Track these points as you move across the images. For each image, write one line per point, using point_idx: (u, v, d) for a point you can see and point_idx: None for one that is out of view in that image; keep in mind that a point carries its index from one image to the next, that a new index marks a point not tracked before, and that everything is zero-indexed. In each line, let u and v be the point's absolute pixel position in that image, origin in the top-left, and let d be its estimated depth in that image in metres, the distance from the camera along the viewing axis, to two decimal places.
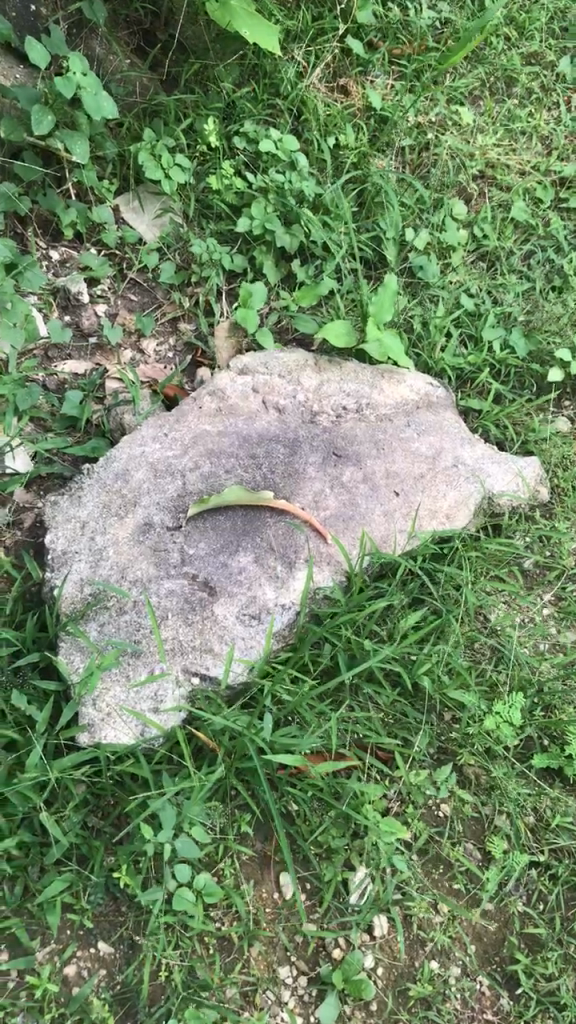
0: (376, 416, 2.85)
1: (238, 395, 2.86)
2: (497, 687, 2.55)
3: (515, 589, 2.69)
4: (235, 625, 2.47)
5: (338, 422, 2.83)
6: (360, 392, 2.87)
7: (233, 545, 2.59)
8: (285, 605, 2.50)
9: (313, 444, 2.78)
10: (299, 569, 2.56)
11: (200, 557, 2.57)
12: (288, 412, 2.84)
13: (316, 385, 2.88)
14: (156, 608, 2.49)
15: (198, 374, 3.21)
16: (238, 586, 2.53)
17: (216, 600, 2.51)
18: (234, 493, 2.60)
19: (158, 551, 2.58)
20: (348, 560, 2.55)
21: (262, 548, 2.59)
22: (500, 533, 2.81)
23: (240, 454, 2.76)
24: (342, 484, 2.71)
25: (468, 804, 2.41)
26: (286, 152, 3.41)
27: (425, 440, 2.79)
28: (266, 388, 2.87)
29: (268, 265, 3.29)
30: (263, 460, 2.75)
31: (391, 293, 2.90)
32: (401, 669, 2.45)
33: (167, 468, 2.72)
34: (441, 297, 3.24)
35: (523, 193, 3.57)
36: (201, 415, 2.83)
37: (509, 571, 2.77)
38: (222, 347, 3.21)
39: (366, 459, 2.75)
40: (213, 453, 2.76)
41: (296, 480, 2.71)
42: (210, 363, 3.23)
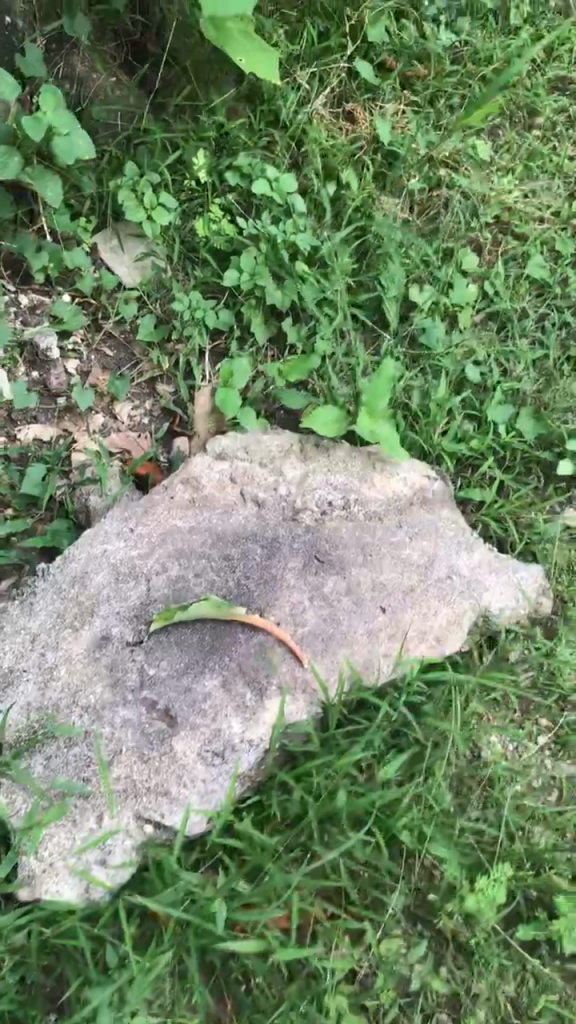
0: (366, 515, 2.56)
1: (213, 484, 2.60)
2: (482, 831, 2.33)
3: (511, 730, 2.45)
4: (196, 766, 2.24)
5: (322, 520, 2.55)
6: (349, 485, 2.59)
7: (199, 665, 2.34)
8: (253, 744, 2.26)
9: (294, 546, 2.50)
10: (271, 701, 2.30)
11: (161, 680, 2.32)
12: (268, 508, 2.57)
13: (299, 475, 2.62)
14: (109, 743, 2.26)
15: (175, 446, 2.97)
16: (201, 718, 2.28)
17: (176, 735, 2.26)
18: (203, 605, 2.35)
19: (115, 674, 2.33)
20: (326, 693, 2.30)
21: (231, 671, 2.33)
22: (495, 651, 2.55)
23: (213, 554, 2.50)
24: (324, 596, 2.43)
25: (439, 979, 2.22)
26: (281, 193, 3.11)
27: (417, 545, 2.52)
28: (244, 477, 2.61)
29: (257, 324, 2.99)
30: (238, 561, 2.49)
31: (388, 381, 2.60)
32: (375, 828, 2.23)
33: (131, 572, 2.46)
34: (446, 367, 2.95)
35: (540, 244, 3.25)
36: (172, 507, 2.56)
37: (504, 695, 2.52)
38: (201, 418, 2.95)
39: (351, 566, 2.47)
40: (182, 553, 2.49)
41: (272, 589, 2.45)
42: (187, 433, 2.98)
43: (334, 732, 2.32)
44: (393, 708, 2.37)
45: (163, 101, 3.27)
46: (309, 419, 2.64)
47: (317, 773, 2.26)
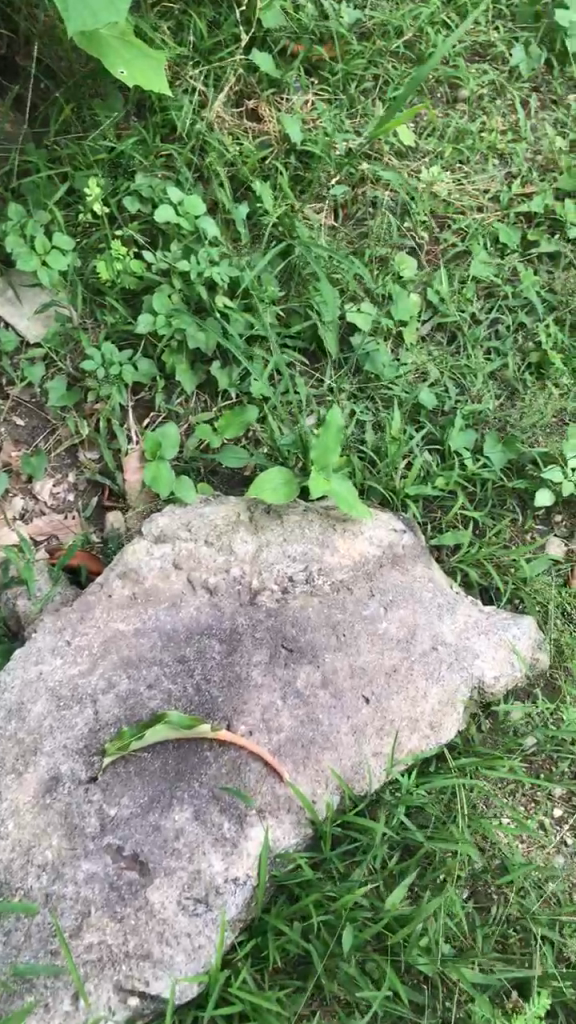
0: (331, 586, 2.27)
1: (156, 573, 2.29)
2: (509, 944, 2.08)
3: (519, 814, 2.20)
4: (177, 920, 1.94)
5: (283, 601, 2.26)
6: (311, 554, 2.29)
7: (166, 798, 2.03)
8: (240, 881, 1.98)
9: (257, 636, 2.22)
10: (254, 828, 2.01)
11: (125, 822, 2.00)
12: (222, 592, 2.26)
13: (253, 548, 2.30)
14: (75, 907, 1.93)
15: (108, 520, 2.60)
16: (177, 860, 1.98)
17: (151, 886, 1.95)
18: (161, 725, 2.02)
19: (70, 822, 2.00)
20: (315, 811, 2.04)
21: (204, 800, 2.03)
22: (498, 725, 2.29)
23: (165, 657, 2.20)
24: (298, 692, 2.15)
25: None
26: (189, 218, 2.75)
27: (394, 615, 2.23)
28: (190, 562, 2.29)
29: (182, 373, 2.67)
30: (196, 663, 2.19)
31: (336, 435, 2.29)
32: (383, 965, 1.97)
33: (74, 695, 2.14)
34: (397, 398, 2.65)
35: (483, 237, 2.92)
36: (111, 609, 2.25)
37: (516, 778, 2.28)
38: (133, 486, 2.60)
39: (323, 651, 2.19)
40: (132, 662, 2.18)
41: (239, 693, 2.15)
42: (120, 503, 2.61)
43: (330, 854, 2.06)
44: (390, 818, 2.13)
45: (43, 125, 2.89)
46: (256, 487, 2.27)
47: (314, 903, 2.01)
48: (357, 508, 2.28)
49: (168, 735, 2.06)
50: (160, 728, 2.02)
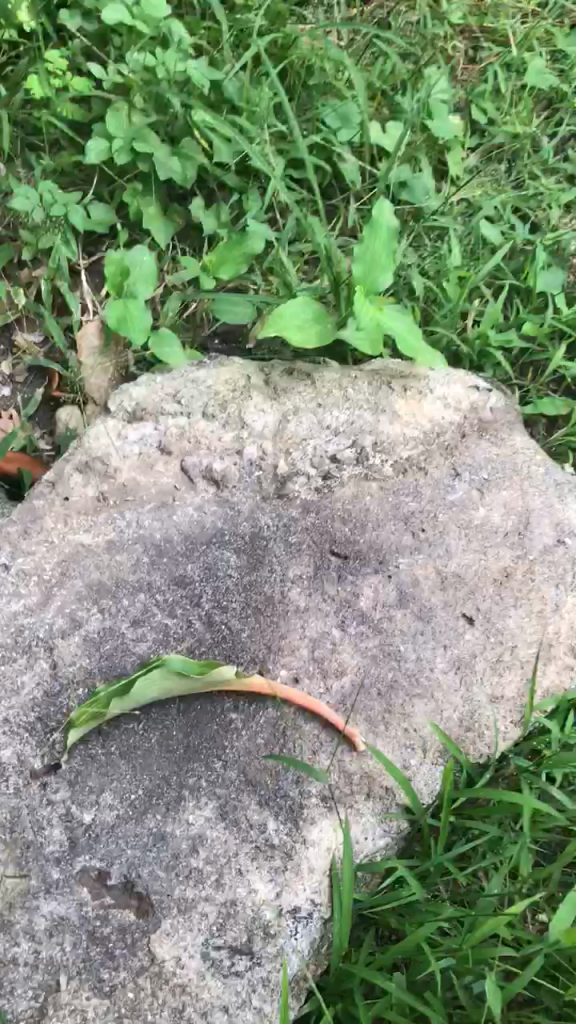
0: (395, 469, 1.53)
1: (133, 465, 1.53)
2: None
3: None
4: (203, 987, 1.18)
5: (326, 494, 1.51)
6: (365, 425, 1.55)
7: (172, 792, 1.29)
8: (302, 915, 1.22)
9: (293, 543, 1.46)
10: (316, 829, 1.26)
11: (108, 833, 1.26)
12: (234, 485, 1.51)
13: (275, 421, 1.55)
14: (33, 981, 1.18)
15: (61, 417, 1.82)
16: (195, 888, 1.23)
17: (156, 934, 1.20)
18: (153, 675, 1.27)
19: (20, 840, 1.25)
20: (415, 797, 1.28)
21: (233, 790, 1.29)
22: None
23: (155, 582, 1.45)
24: (364, 617, 1.40)
25: None
26: (147, 18, 2.01)
27: (495, 501, 1.50)
28: (184, 445, 1.54)
29: (151, 217, 1.94)
30: (204, 586, 1.45)
31: (384, 238, 1.53)
32: None
33: (18, 643, 1.39)
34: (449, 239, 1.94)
35: (541, 40, 2.20)
36: (68, 518, 1.49)
37: None
38: (91, 365, 1.83)
39: (395, 559, 1.44)
40: (107, 590, 1.44)
41: (274, 625, 1.41)
42: (74, 393, 1.84)
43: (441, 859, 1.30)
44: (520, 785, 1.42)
45: None
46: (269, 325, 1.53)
47: (427, 950, 1.23)
48: (418, 346, 1.56)
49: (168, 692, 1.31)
50: (154, 681, 1.28)
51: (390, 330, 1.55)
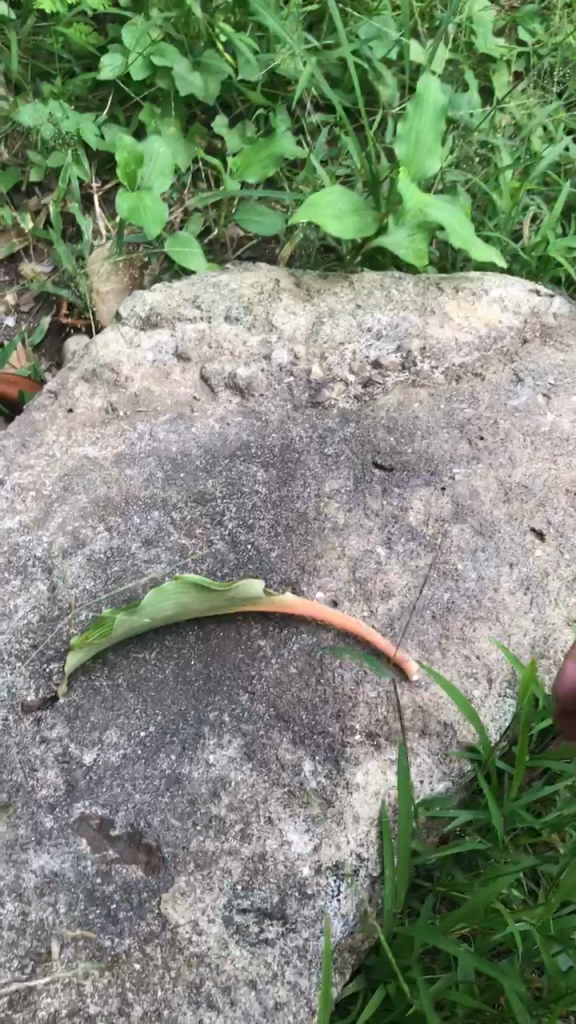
0: (447, 377, 1.34)
1: (147, 373, 1.34)
2: None
3: None
4: (225, 958, 0.96)
5: (368, 403, 1.31)
6: (411, 328, 1.35)
7: (189, 728, 1.08)
8: (346, 873, 1.01)
9: (330, 455, 1.26)
10: (361, 773, 1.06)
11: (113, 776, 1.04)
12: (262, 393, 1.31)
13: (308, 323, 1.36)
14: (19, 949, 0.95)
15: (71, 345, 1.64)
16: (216, 840, 1.02)
17: (168, 894, 0.99)
18: (165, 592, 1.04)
19: (9, 783, 1.04)
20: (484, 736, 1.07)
21: (261, 727, 1.08)
22: None
23: (172, 498, 1.24)
24: (414, 534, 1.19)
25: None
26: None
27: (564, 407, 1.30)
28: (204, 352, 1.35)
29: (170, 137, 1.78)
30: (227, 504, 1.23)
31: (435, 110, 1.38)
32: None
33: (11, 564, 1.19)
34: (499, 153, 1.74)
35: None
36: (73, 431, 1.30)
37: None
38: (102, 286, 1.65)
39: (449, 470, 1.24)
40: (116, 508, 1.23)
41: (308, 544, 1.20)
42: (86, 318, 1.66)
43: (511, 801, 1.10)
44: None
45: None
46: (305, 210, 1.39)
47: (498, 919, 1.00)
48: (473, 242, 1.40)
49: (185, 614, 1.11)
50: (167, 600, 1.06)
51: (437, 218, 1.38)
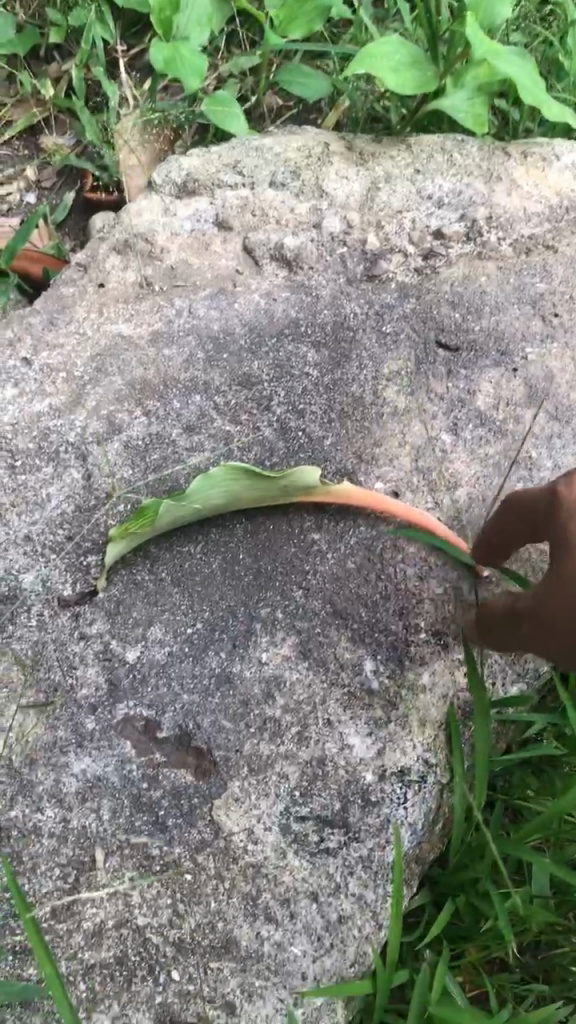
0: (515, 251, 1.23)
1: (184, 244, 1.23)
2: None
3: None
4: (284, 869, 0.89)
5: (429, 276, 1.20)
6: (475, 194, 1.24)
7: (239, 624, 0.99)
8: (412, 780, 0.94)
9: (389, 332, 1.15)
10: (428, 673, 0.98)
11: (159, 674, 0.96)
12: (313, 266, 1.20)
13: (363, 188, 1.25)
14: (61, 857, 0.88)
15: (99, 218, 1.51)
16: (271, 743, 0.94)
17: (221, 800, 0.91)
18: (214, 480, 0.94)
19: (46, 682, 0.96)
20: None
21: (317, 623, 0.99)
22: None
23: (214, 381, 1.12)
24: (483, 419, 1.10)
25: None
26: None
27: None
28: (248, 219, 1.24)
29: None
30: (275, 389, 1.12)
31: None
32: None
33: (42, 451, 1.08)
34: (568, 1, 1.56)
35: None
36: (104, 306, 1.19)
37: None
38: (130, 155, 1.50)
39: (521, 349, 1.14)
40: (153, 391, 1.12)
41: (365, 433, 1.09)
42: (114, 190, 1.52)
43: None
44: None
45: None
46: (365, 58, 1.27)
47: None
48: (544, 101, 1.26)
49: (234, 503, 1.01)
50: (216, 488, 0.96)
51: (506, 73, 1.24)
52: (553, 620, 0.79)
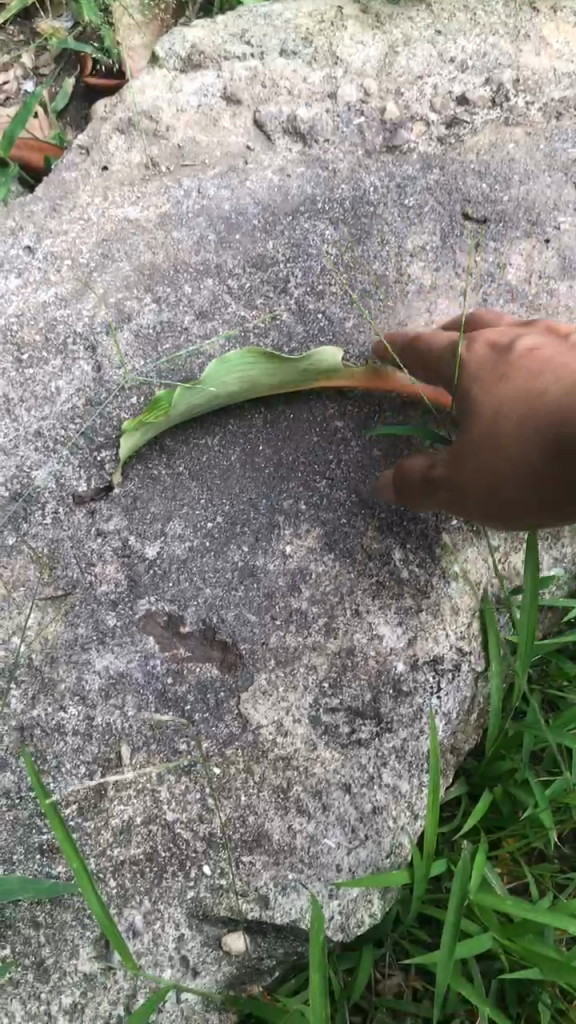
0: (545, 116, 1.15)
1: (191, 120, 1.14)
2: None
3: None
4: (314, 760, 0.87)
5: (454, 144, 1.13)
6: (502, 58, 1.15)
7: (261, 516, 0.94)
8: (445, 668, 0.91)
9: (412, 206, 1.09)
10: (459, 560, 0.94)
11: (180, 569, 0.92)
12: (329, 139, 1.13)
13: (380, 53, 1.15)
14: (86, 755, 0.85)
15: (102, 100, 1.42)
16: (298, 634, 0.91)
17: (248, 693, 0.88)
18: (231, 366, 0.87)
19: (64, 580, 0.91)
20: None
21: (343, 512, 0.95)
22: None
23: (226, 263, 1.05)
24: (514, 293, 1.07)
25: None
26: None
27: None
28: (258, 91, 1.15)
29: None
30: (292, 269, 1.05)
31: None
32: None
33: (50, 343, 1.00)
34: None
35: None
36: (109, 189, 1.10)
37: None
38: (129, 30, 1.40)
39: (553, 218, 1.10)
40: (163, 275, 1.04)
41: (389, 312, 1.04)
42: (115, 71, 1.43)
43: None
44: None
45: None
46: None
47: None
48: None
49: (250, 392, 0.95)
50: (233, 375, 0.89)
51: None
52: (470, 474, 0.82)
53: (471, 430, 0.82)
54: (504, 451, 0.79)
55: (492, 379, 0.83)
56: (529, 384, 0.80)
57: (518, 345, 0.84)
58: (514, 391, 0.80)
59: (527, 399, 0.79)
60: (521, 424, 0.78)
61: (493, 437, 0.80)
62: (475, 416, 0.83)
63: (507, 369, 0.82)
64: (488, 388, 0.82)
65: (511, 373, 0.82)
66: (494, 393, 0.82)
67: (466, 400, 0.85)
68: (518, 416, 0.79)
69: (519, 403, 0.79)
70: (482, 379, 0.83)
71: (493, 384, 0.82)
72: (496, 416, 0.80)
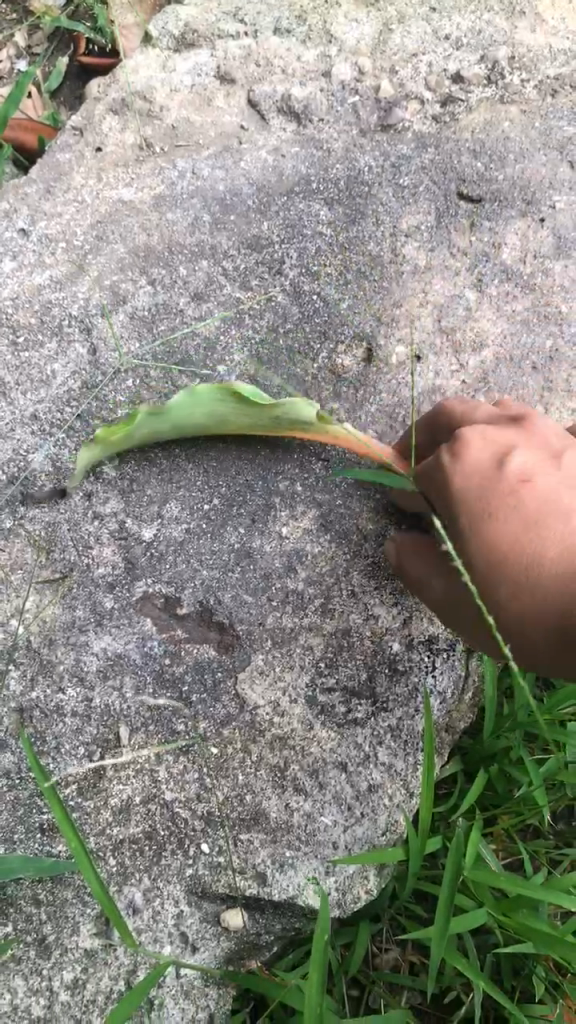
0: (541, 93, 1.15)
1: (185, 100, 1.12)
2: None
3: None
4: (311, 739, 0.88)
5: (448, 123, 1.12)
6: (497, 35, 1.14)
7: (257, 498, 0.94)
8: (441, 648, 0.92)
9: (407, 186, 1.08)
10: None
11: (176, 552, 0.92)
12: (324, 119, 1.12)
13: (375, 30, 1.15)
14: (85, 737, 0.86)
15: (97, 79, 1.42)
16: (295, 615, 0.91)
17: (245, 673, 0.89)
18: (199, 399, 0.84)
19: (61, 563, 0.91)
20: None
21: (339, 494, 0.95)
22: None
23: (221, 244, 1.05)
24: (508, 272, 1.07)
25: None
26: None
27: None
28: (252, 69, 1.14)
29: None
30: (287, 250, 1.05)
31: None
32: None
33: (45, 325, 1.00)
34: None
35: None
36: (102, 169, 1.09)
37: None
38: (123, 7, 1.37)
39: (548, 197, 1.10)
40: (158, 257, 1.04)
41: (384, 292, 1.04)
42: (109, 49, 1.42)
43: None
44: None
45: None
46: None
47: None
48: None
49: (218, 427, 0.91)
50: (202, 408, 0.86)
51: None
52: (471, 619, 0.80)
53: (463, 574, 0.79)
54: (503, 615, 0.77)
55: (482, 520, 0.78)
56: (521, 545, 0.76)
57: (508, 473, 0.79)
58: (506, 540, 0.77)
59: (522, 565, 0.75)
60: (518, 595, 0.75)
61: (489, 599, 0.77)
62: (466, 563, 0.79)
63: (497, 510, 0.78)
64: (480, 535, 0.78)
65: (500, 522, 0.77)
66: (484, 547, 0.77)
67: (457, 533, 0.80)
68: (511, 582, 0.76)
69: (514, 569, 0.75)
70: (472, 517, 0.79)
71: (484, 529, 0.78)
72: (489, 575, 0.77)
